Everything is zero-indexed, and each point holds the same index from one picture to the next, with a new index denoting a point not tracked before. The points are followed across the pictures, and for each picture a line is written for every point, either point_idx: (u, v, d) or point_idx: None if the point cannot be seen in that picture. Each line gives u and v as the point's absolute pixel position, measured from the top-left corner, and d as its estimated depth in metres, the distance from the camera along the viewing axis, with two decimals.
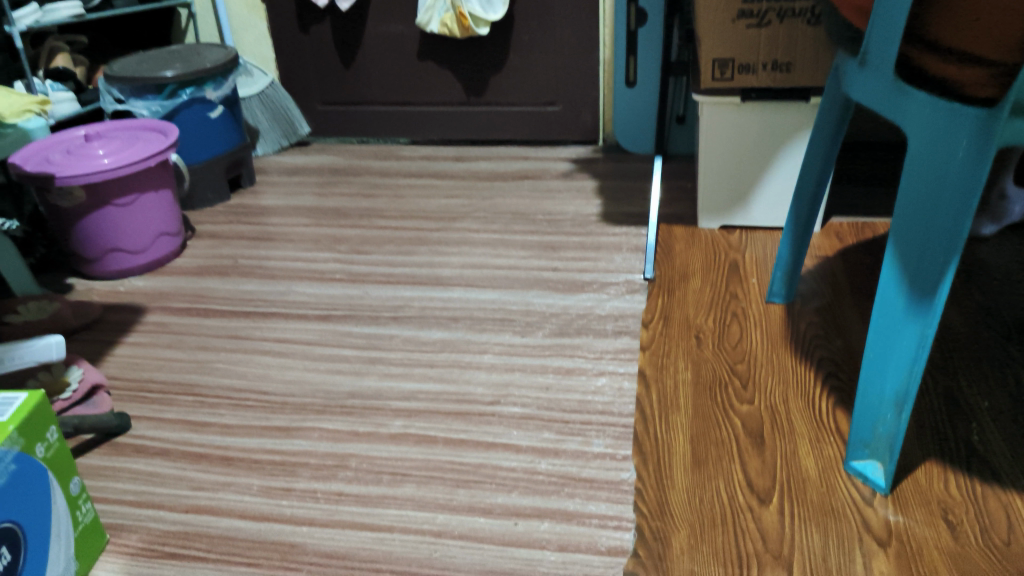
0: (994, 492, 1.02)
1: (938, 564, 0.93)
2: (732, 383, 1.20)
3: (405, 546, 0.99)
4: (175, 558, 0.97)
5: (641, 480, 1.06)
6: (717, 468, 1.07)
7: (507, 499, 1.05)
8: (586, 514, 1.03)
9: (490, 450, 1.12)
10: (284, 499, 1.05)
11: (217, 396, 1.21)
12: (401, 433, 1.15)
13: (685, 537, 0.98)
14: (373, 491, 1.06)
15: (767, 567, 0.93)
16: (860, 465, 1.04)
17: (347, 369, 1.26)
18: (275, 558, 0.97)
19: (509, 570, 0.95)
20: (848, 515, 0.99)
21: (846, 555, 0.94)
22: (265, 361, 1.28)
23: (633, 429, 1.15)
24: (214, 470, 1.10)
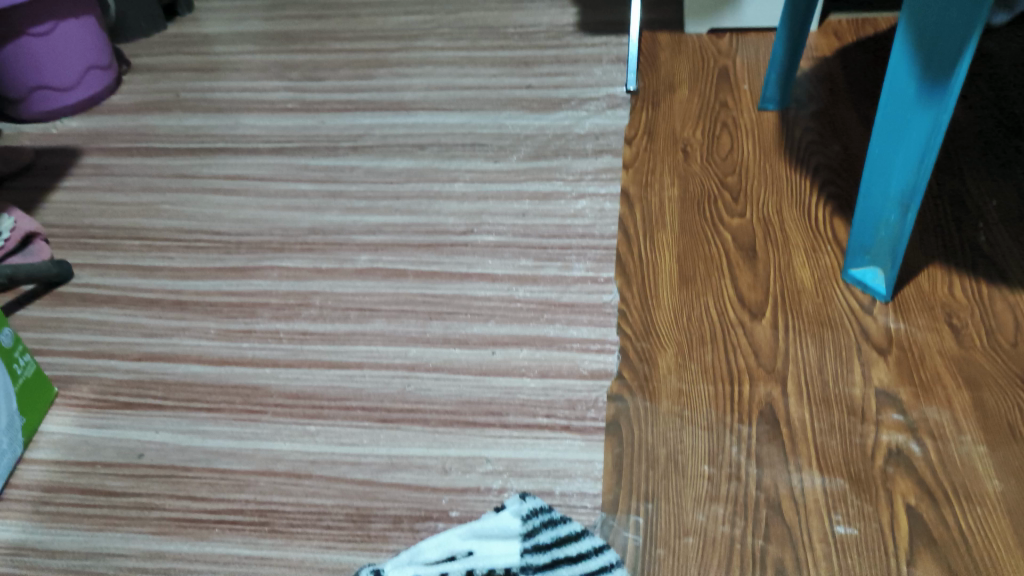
0: (1001, 293, 0.96)
1: (939, 371, 0.89)
2: (721, 197, 1.11)
3: (376, 383, 0.93)
4: (130, 407, 0.92)
5: (625, 302, 0.99)
6: (706, 285, 1.00)
7: (483, 329, 0.98)
8: (568, 339, 0.97)
9: (464, 281, 1.03)
10: (245, 341, 0.97)
11: (165, 239, 1.11)
12: (368, 268, 1.05)
13: (672, 357, 0.93)
14: (340, 329, 0.98)
15: (759, 383, 0.89)
16: (859, 273, 0.98)
17: (307, 206, 1.14)
18: (238, 402, 0.91)
19: (488, 401, 0.91)
20: (845, 325, 0.94)
21: (843, 367, 0.90)
22: (215, 200, 1.16)
23: (616, 252, 1.06)
24: (166, 315, 1.01)
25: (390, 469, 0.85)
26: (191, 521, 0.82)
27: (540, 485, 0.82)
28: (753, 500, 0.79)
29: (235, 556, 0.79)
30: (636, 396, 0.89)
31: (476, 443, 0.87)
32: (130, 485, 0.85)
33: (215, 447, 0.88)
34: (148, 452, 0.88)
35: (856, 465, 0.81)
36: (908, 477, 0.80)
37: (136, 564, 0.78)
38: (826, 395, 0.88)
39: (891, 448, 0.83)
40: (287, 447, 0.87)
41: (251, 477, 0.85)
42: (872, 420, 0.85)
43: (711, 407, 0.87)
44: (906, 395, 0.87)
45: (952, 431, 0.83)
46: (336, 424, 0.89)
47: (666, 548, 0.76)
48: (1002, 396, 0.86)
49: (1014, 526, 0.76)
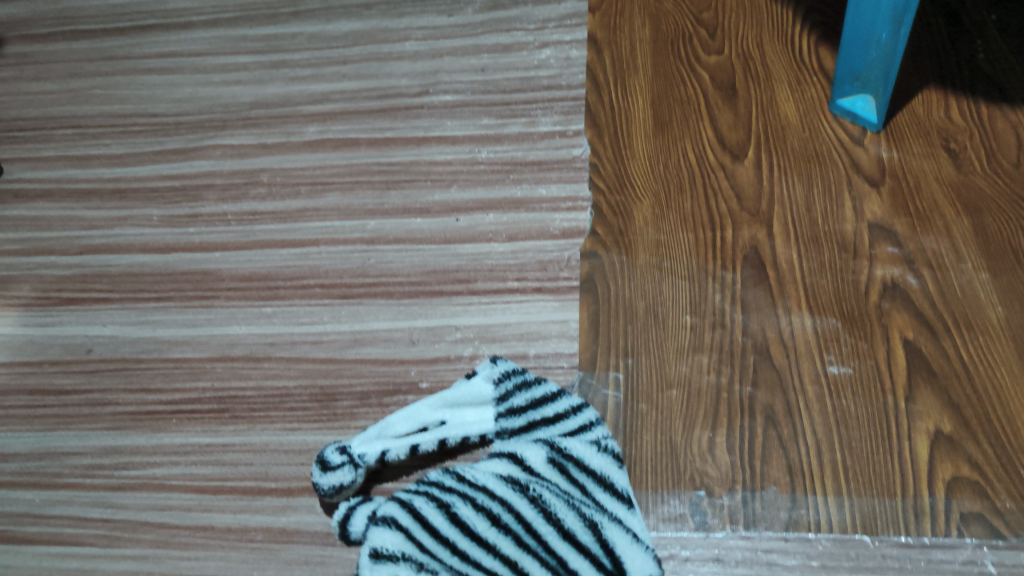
0: (1002, 113, 0.89)
1: (937, 199, 0.83)
2: (697, 35, 1.02)
3: (333, 259, 0.86)
4: (74, 303, 0.86)
5: (596, 154, 0.91)
6: (682, 129, 0.92)
7: (445, 195, 0.90)
8: (536, 200, 0.89)
9: (422, 146, 0.95)
10: (191, 226, 0.91)
11: (98, 125, 1.03)
12: (318, 140, 0.97)
13: (649, 207, 0.86)
14: (291, 206, 0.91)
15: (743, 227, 0.83)
16: (848, 103, 0.90)
17: (247, 80, 1.05)
18: (188, 289, 0.85)
19: (455, 269, 0.84)
20: (834, 159, 0.87)
21: (833, 202, 0.84)
22: (149, 81, 1.07)
23: (585, 101, 0.96)
24: (105, 205, 0.94)
25: (354, 345, 0.80)
26: (146, 413, 0.77)
27: (513, 350, 0.77)
28: (739, 347, 0.74)
29: (196, 445, 0.74)
30: (612, 250, 0.83)
31: (443, 312, 0.81)
32: (80, 381, 0.80)
33: (166, 336, 0.82)
34: (96, 347, 0.82)
35: (850, 303, 0.76)
36: (905, 311, 0.75)
37: (93, 461, 0.74)
38: (815, 233, 0.81)
39: (887, 283, 0.77)
40: (243, 331, 0.82)
41: (207, 363, 0.80)
42: (866, 255, 0.79)
43: (692, 256, 0.81)
44: (902, 227, 0.81)
45: (951, 260, 0.78)
46: (294, 304, 0.83)
47: (649, 403, 0.72)
48: (1004, 220, 0.80)
49: (1018, 353, 0.72)
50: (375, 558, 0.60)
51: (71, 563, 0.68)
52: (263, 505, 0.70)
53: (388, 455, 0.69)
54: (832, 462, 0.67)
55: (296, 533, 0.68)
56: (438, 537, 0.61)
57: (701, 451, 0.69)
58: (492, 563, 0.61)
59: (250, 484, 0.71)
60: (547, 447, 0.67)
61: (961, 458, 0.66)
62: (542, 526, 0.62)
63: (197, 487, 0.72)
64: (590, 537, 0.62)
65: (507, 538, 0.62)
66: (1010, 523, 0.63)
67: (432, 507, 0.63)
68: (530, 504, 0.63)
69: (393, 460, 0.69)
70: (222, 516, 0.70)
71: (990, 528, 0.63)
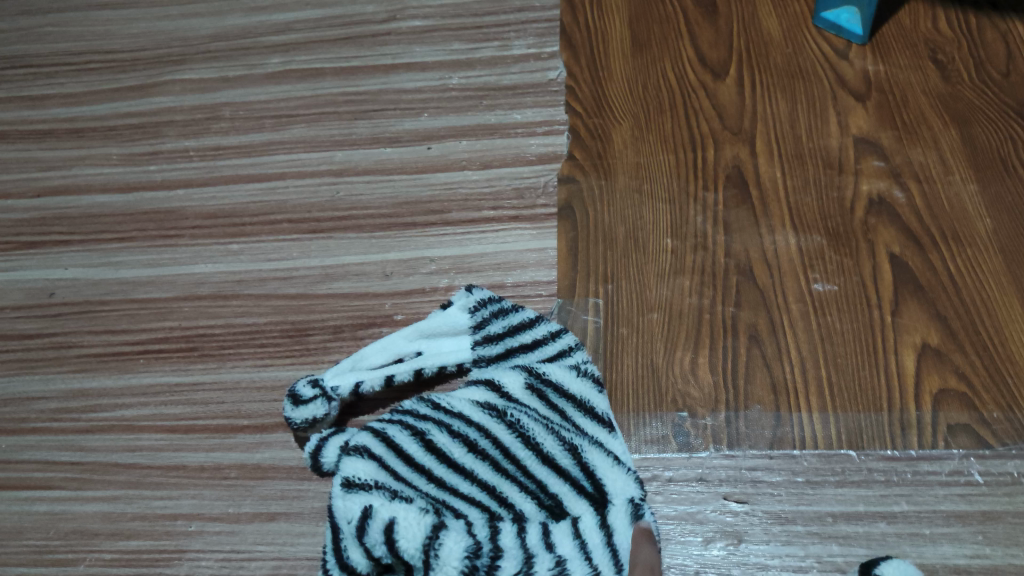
0: (991, 23, 0.86)
1: (924, 110, 0.80)
2: None
3: (301, 192, 0.83)
4: (34, 247, 0.83)
5: (573, 77, 0.88)
6: (661, 48, 0.89)
7: (415, 124, 0.87)
8: (510, 126, 0.85)
9: (390, 74, 0.91)
10: (152, 164, 0.87)
11: (52, 64, 0.98)
12: (281, 71, 0.93)
13: (628, 130, 0.83)
14: (256, 140, 0.88)
15: (725, 146, 0.80)
16: (832, 15, 0.87)
17: (206, 12, 1.00)
18: (151, 229, 0.82)
19: (427, 199, 0.81)
20: (818, 74, 0.84)
21: (817, 118, 0.81)
22: (103, 16, 1.02)
23: (560, 23, 0.93)
24: (62, 145, 0.90)
25: (324, 280, 0.77)
26: (112, 354, 0.74)
27: (489, 279, 0.75)
28: (722, 268, 0.72)
29: (165, 386, 0.72)
30: (590, 174, 0.80)
31: (417, 244, 0.78)
32: (44, 325, 0.77)
33: (131, 277, 0.79)
34: (59, 290, 0.79)
35: (835, 220, 0.74)
36: (891, 226, 0.73)
37: (60, 405, 0.72)
38: (799, 150, 0.79)
39: (873, 197, 0.75)
40: (210, 269, 0.79)
41: (173, 303, 0.77)
42: (851, 170, 0.77)
43: (672, 177, 0.79)
44: (888, 141, 0.78)
45: (939, 173, 0.76)
46: (261, 240, 0.80)
47: (629, 328, 0.70)
48: (993, 130, 0.78)
49: (1007, 265, 0.70)
50: (348, 487, 0.58)
51: (42, 507, 0.67)
52: (236, 443, 0.68)
53: (361, 387, 0.67)
54: (817, 380, 0.65)
55: (271, 469, 0.66)
56: (412, 465, 0.60)
57: (683, 373, 0.67)
58: (469, 489, 0.60)
59: (222, 422, 0.69)
60: (525, 372, 0.65)
61: (949, 371, 0.65)
62: (519, 451, 0.61)
63: (167, 427, 0.70)
64: (569, 459, 0.61)
65: (483, 463, 0.61)
66: (998, 434, 0.62)
67: (406, 434, 0.62)
68: (507, 429, 0.62)
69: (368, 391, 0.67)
70: (194, 455, 0.68)
71: (978, 439, 0.62)
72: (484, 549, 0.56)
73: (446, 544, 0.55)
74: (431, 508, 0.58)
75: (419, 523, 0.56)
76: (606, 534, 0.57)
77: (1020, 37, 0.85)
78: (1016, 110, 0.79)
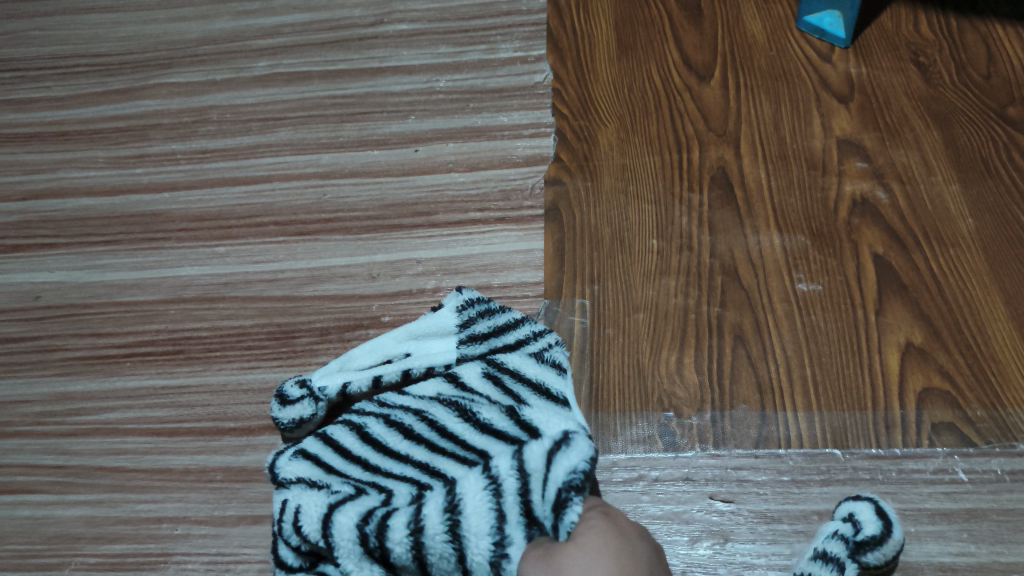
0: (972, 26, 0.87)
1: (907, 112, 0.81)
2: None
3: (288, 195, 0.83)
4: (19, 249, 0.82)
5: (559, 80, 0.88)
6: (647, 51, 0.89)
7: (402, 127, 0.87)
8: (496, 128, 0.86)
9: (376, 77, 0.92)
10: (138, 167, 0.87)
11: (38, 68, 0.98)
12: (268, 74, 0.93)
13: (614, 132, 0.83)
14: (243, 143, 0.88)
15: (710, 147, 0.80)
16: (816, 18, 0.88)
17: (193, 16, 1.01)
18: (137, 232, 0.82)
19: (414, 201, 0.81)
20: (801, 76, 0.85)
21: (801, 119, 0.81)
22: (89, 20, 1.02)
23: (546, 26, 0.93)
24: (48, 148, 0.90)
25: (311, 282, 0.77)
26: (97, 357, 0.74)
27: (476, 280, 0.75)
28: (707, 268, 0.72)
29: (150, 388, 0.72)
30: (576, 176, 0.80)
31: (404, 245, 0.78)
32: (29, 328, 0.77)
33: (117, 280, 0.79)
34: (44, 294, 0.79)
35: (819, 220, 0.74)
36: (875, 226, 0.73)
37: (44, 409, 0.71)
38: (783, 151, 0.79)
39: (857, 198, 0.75)
40: (196, 271, 0.79)
41: (159, 305, 0.77)
42: (835, 170, 0.77)
43: (657, 178, 0.79)
44: (871, 142, 0.79)
45: (922, 173, 0.76)
46: (248, 243, 0.80)
47: (615, 328, 0.70)
48: (974, 130, 0.79)
49: (989, 264, 0.71)
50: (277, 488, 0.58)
51: (25, 512, 0.66)
52: (221, 445, 0.68)
53: (349, 387, 0.66)
54: (802, 379, 0.66)
55: (257, 472, 0.66)
56: (347, 458, 0.59)
57: (669, 372, 0.67)
58: (401, 469, 0.58)
59: (208, 425, 0.69)
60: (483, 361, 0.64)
61: (932, 370, 0.66)
62: (453, 427, 0.59)
63: (153, 430, 0.69)
64: (506, 423, 0.58)
65: (419, 446, 0.59)
66: (981, 432, 0.63)
67: (345, 430, 0.61)
68: (446, 411, 0.60)
69: (355, 392, 0.66)
70: (179, 458, 0.67)
71: (962, 437, 0.62)
72: (386, 512, 0.53)
73: (346, 518, 0.53)
74: (350, 490, 0.56)
75: (318, 505, 0.55)
76: (545, 471, 0.54)
77: (1000, 40, 0.86)
78: (996, 112, 0.80)
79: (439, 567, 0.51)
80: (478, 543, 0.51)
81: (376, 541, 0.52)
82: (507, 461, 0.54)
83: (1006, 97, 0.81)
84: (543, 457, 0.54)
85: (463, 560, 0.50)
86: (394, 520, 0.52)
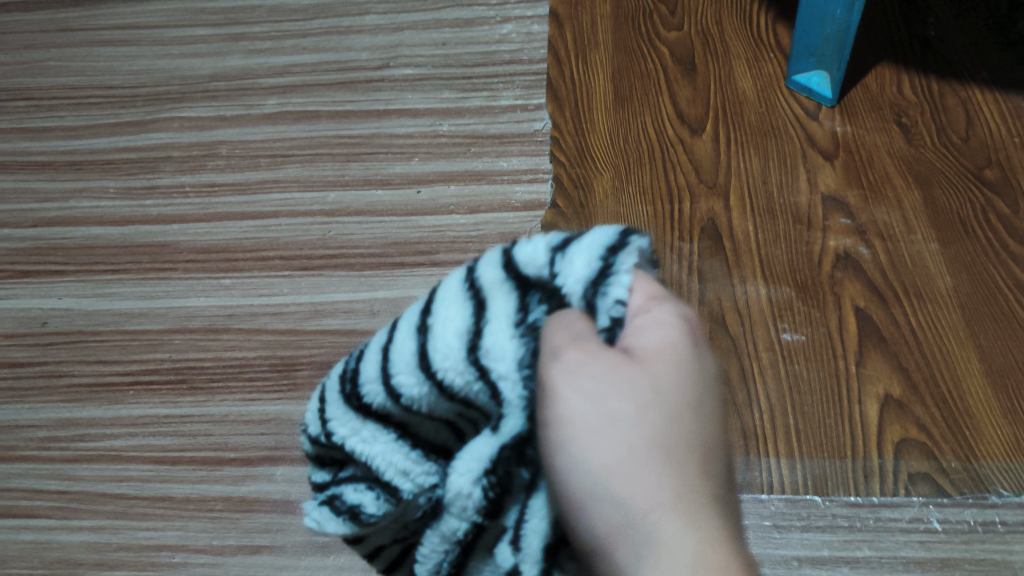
0: (952, 89, 0.91)
1: (889, 171, 0.85)
2: (658, 11, 1.03)
3: (293, 231, 0.86)
4: (29, 276, 0.85)
5: (558, 128, 0.92)
6: (643, 103, 0.93)
7: (406, 168, 0.90)
8: (497, 173, 0.89)
9: (382, 118, 0.95)
10: (148, 199, 0.90)
11: (53, 98, 1.02)
12: (276, 112, 0.97)
13: (609, 181, 0.87)
14: (250, 178, 0.91)
15: (701, 199, 0.84)
16: (804, 78, 0.92)
17: (205, 52, 1.04)
18: (145, 262, 0.85)
19: (416, 241, 0.84)
20: (790, 134, 0.89)
21: (788, 174, 0.85)
22: (104, 53, 1.06)
23: (546, 75, 0.97)
24: (60, 177, 0.93)
25: (314, 316, 0.79)
26: (103, 385, 0.76)
27: None
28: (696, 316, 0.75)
29: (154, 417, 0.74)
30: (572, 222, 0.84)
31: (405, 284, 0.81)
32: (36, 353, 0.79)
33: (123, 308, 0.81)
34: (52, 319, 0.81)
35: (804, 273, 0.77)
36: (857, 281, 0.77)
37: (49, 433, 0.74)
38: (771, 205, 0.83)
39: (840, 252, 0.79)
40: (201, 302, 0.81)
41: (164, 335, 0.79)
42: (820, 226, 0.81)
43: (650, 227, 0.82)
44: (855, 199, 0.83)
45: (902, 231, 0.80)
46: (253, 276, 0.83)
47: None
48: (952, 191, 0.83)
49: (965, 321, 0.74)
50: None
51: (29, 536, 0.69)
52: (222, 475, 0.70)
53: None
54: (785, 427, 0.69)
55: (255, 502, 0.69)
56: None
57: None
58: None
59: (209, 454, 0.71)
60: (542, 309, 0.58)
61: (910, 422, 0.69)
62: None
63: (155, 458, 0.71)
64: None
65: None
66: (955, 482, 0.66)
67: None
68: None
69: None
70: (180, 487, 0.70)
71: (931, 471, 0.66)
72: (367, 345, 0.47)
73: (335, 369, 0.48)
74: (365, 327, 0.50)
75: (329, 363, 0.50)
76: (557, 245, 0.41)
77: (978, 105, 0.90)
78: (974, 174, 0.84)
79: (406, 371, 0.42)
80: (431, 340, 0.42)
81: (349, 382, 0.45)
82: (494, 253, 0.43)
83: (983, 159, 0.85)
84: (540, 243, 0.42)
85: (435, 363, 0.41)
86: (365, 351, 0.46)
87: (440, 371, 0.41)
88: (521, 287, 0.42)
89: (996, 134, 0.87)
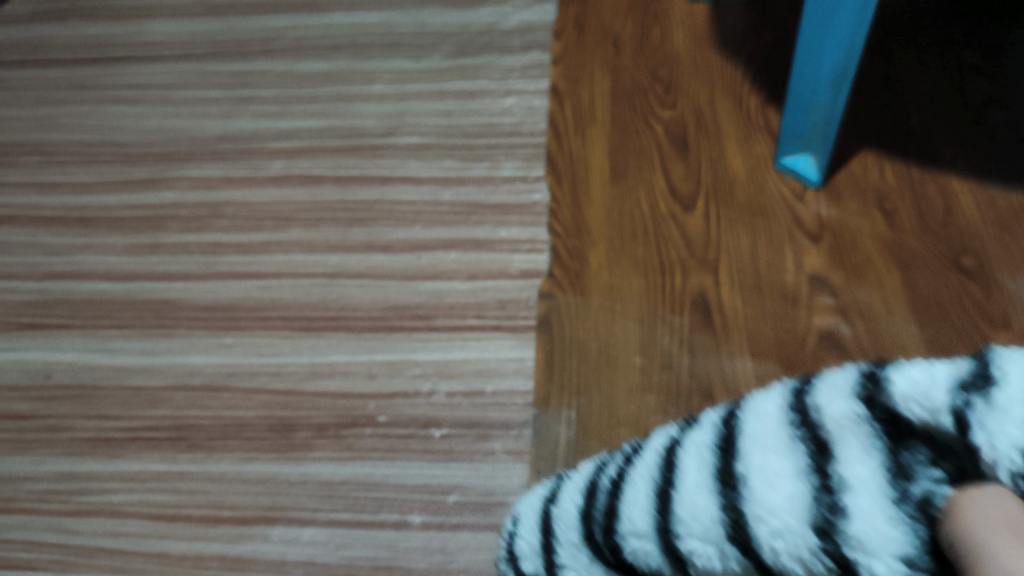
0: (932, 178, 0.96)
1: (871, 254, 0.88)
2: (652, 90, 1.08)
3: (296, 292, 0.88)
4: (35, 329, 0.87)
5: (556, 199, 0.96)
6: (638, 178, 0.97)
7: (408, 234, 0.93)
8: (496, 241, 0.92)
9: (386, 184, 0.98)
10: (155, 255, 0.93)
11: (66, 155, 1.05)
12: (283, 175, 1.00)
13: (604, 252, 0.90)
14: (255, 239, 0.93)
15: (692, 273, 0.87)
16: (792, 161, 0.96)
17: (216, 113, 1.08)
18: (149, 317, 0.87)
19: (415, 305, 0.87)
20: (777, 213, 0.92)
21: (775, 253, 0.89)
22: (118, 111, 1.10)
23: (545, 148, 1.01)
24: (70, 232, 0.96)
25: (312, 377, 0.81)
26: (104, 439, 0.77)
27: (469, 386, 0.80)
28: (685, 388, 0.78)
29: (153, 473, 0.75)
30: (567, 291, 0.86)
31: (403, 347, 0.83)
32: (39, 406, 0.80)
33: (126, 363, 0.83)
34: (56, 373, 0.83)
35: (789, 349, 0.80)
36: (840, 359, 0.80)
37: (50, 486, 0.75)
38: (758, 282, 0.86)
39: (824, 330, 0.82)
40: (203, 359, 0.83)
41: (165, 392, 0.80)
42: (804, 304, 0.84)
43: (643, 299, 0.85)
44: (838, 279, 0.86)
45: (883, 312, 0.83)
46: (254, 335, 0.85)
47: (599, 441, 0.75)
48: (931, 275, 0.86)
49: None
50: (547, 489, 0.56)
51: None
52: (218, 532, 0.71)
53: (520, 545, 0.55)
54: None
55: (251, 561, 0.70)
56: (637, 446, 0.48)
57: None
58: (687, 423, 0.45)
59: (207, 512, 0.72)
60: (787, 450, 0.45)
61: None
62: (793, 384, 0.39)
63: (153, 513, 0.73)
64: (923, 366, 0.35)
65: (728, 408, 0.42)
66: None
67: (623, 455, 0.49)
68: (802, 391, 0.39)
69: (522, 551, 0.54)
70: (177, 543, 0.71)
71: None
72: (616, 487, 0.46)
73: (571, 507, 0.49)
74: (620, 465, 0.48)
75: (573, 500, 0.50)
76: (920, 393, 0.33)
77: (955, 193, 0.94)
78: (952, 259, 0.88)
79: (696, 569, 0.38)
80: (760, 551, 0.34)
81: (600, 536, 0.45)
82: (829, 404, 0.36)
83: (959, 245, 0.89)
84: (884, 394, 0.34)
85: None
86: (625, 495, 0.44)
87: (726, 550, 0.36)
88: (888, 442, 0.34)
89: (972, 220, 0.91)
